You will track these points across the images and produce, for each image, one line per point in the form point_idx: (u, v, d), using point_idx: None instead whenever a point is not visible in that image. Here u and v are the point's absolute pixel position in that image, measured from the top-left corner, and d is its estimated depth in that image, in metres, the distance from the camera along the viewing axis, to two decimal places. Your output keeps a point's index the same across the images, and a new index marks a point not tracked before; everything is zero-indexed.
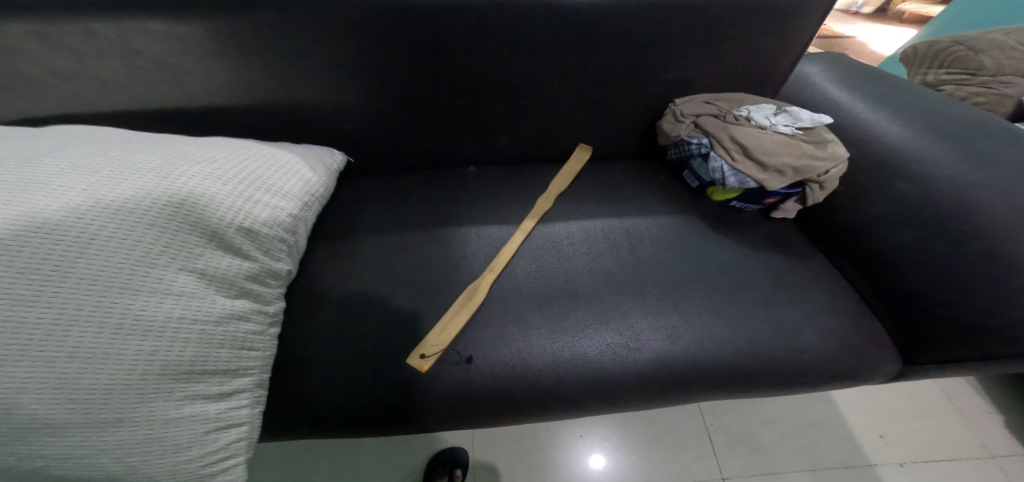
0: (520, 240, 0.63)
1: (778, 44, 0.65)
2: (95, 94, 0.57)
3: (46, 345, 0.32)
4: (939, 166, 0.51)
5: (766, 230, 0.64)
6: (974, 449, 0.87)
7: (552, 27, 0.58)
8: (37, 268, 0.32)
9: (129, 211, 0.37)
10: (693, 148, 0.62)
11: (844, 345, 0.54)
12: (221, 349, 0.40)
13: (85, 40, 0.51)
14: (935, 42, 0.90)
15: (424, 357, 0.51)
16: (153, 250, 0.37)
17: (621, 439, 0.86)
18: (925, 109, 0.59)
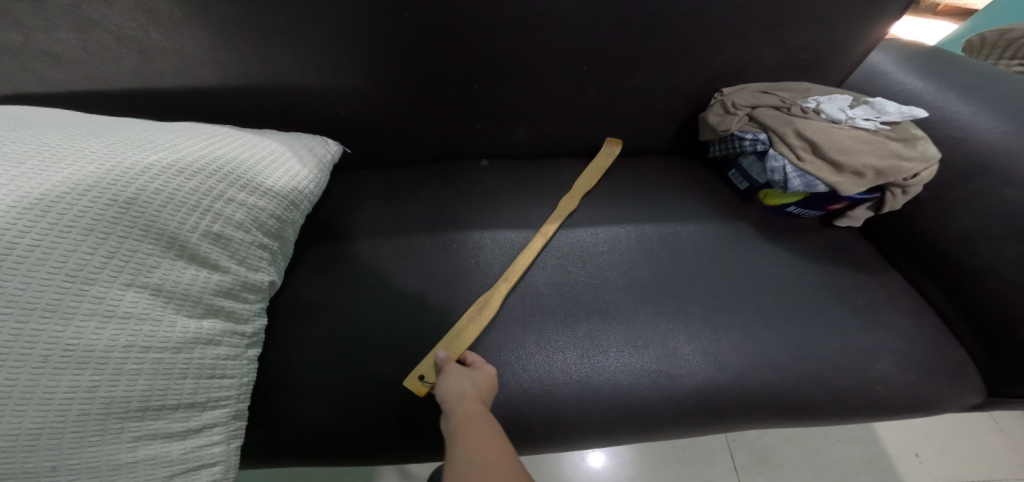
0: (539, 247, 0.55)
1: (845, 26, 0.56)
2: (51, 71, 0.50)
3: None
4: None
5: (823, 239, 0.56)
6: (1019, 471, 0.79)
7: (583, 0, 0.49)
8: None
9: (58, 211, 0.29)
10: (747, 144, 0.55)
11: (922, 376, 0.46)
12: (187, 378, 0.32)
13: (26, 5, 0.43)
14: (1008, 29, 0.84)
15: (424, 379, 0.44)
16: (93, 260, 0.29)
17: (635, 456, 0.79)
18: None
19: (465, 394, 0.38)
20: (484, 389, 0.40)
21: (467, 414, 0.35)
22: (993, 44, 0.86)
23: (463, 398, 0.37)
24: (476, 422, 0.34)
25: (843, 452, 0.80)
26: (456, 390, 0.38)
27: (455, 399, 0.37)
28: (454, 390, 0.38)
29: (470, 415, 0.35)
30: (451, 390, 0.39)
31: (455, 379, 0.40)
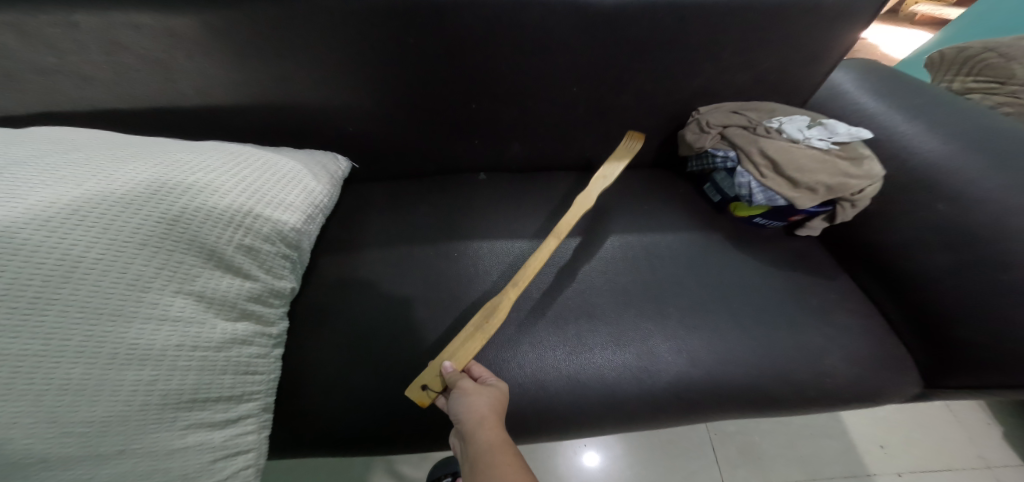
0: (551, 249, 0.52)
1: (803, 54, 0.63)
2: (79, 90, 0.53)
3: (33, 378, 0.28)
4: (983, 187, 0.49)
5: (787, 247, 0.63)
6: (970, 458, 0.87)
7: (570, 32, 0.55)
8: (19, 294, 0.28)
9: (118, 229, 0.33)
10: (719, 160, 0.62)
11: (868, 370, 0.52)
12: (226, 374, 0.37)
13: (67, 32, 0.47)
14: (967, 47, 0.94)
15: (424, 389, 0.44)
16: (149, 270, 0.34)
17: (624, 449, 0.85)
18: (962, 126, 0.57)
19: (484, 418, 0.38)
20: (499, 407, 0.41)
21: (489, 443, 0.36)
22: (953, 60, 0.95)
23: (484, 422, 0.38)
24: (499, 452, 0.35)
25: (814, 443, 0.87)
26: (475, 412, 0.39)
27: (476, 422, 0.38)
28: (473, 411, 0.39)
29: (493, 443, 0.36)
30: (470, 412, 0.39)
31: (473, 399, 0.40)
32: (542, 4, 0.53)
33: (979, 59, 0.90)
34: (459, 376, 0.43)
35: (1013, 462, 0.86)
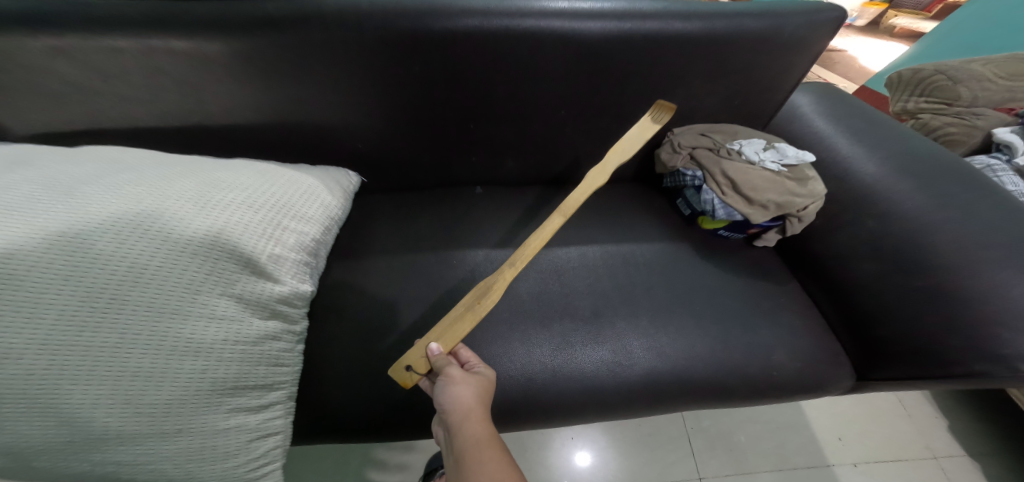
0: (555, 229, 0.52)
1: (758, 84, 0.72)
2: (133, 103, 0.62)
3: (112, 365, 0.35)
4: (901, 202, 0.58)
5: (748, 257, 0.71)
6: (919, 450, 0.95)
7: (555, 63, 0.64)
8: (99, 297, 0.36)
9: (174, 242, 0.40)
10: (688, 179, 0.70)
11: (809, 364, 0.60)
12: (262, 365, 0.43)
13: (127, 52, 0.56)
14: (919, 69, 1.00)
15: (408, 370, 0.48)
16: (199, 276, 0.40)
17: (609, 442, 0.92)
18: (896, 149, 0.66)
19: (471, 410, 0.44)
20: (482, 391, 0.47)
21: (477, 436, 0.41)
22: (907, 82, 1.02)
23: (471, 414, 0.43)
24: (485, 444, 0.41)
25: (780, 436, 0.96)
26: (463, 404, 0.44)
27: (462, 406, 0.44)
28: (461, 399, 0.44)
29: (480, 436, 0.41)
30: (458, 402, 0.44)
31: (461, 390, 0.45)
32: (531, 39, 0.61)
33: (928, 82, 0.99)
34: (448, 363, 0.47)
35: (957, 453, 0.95)
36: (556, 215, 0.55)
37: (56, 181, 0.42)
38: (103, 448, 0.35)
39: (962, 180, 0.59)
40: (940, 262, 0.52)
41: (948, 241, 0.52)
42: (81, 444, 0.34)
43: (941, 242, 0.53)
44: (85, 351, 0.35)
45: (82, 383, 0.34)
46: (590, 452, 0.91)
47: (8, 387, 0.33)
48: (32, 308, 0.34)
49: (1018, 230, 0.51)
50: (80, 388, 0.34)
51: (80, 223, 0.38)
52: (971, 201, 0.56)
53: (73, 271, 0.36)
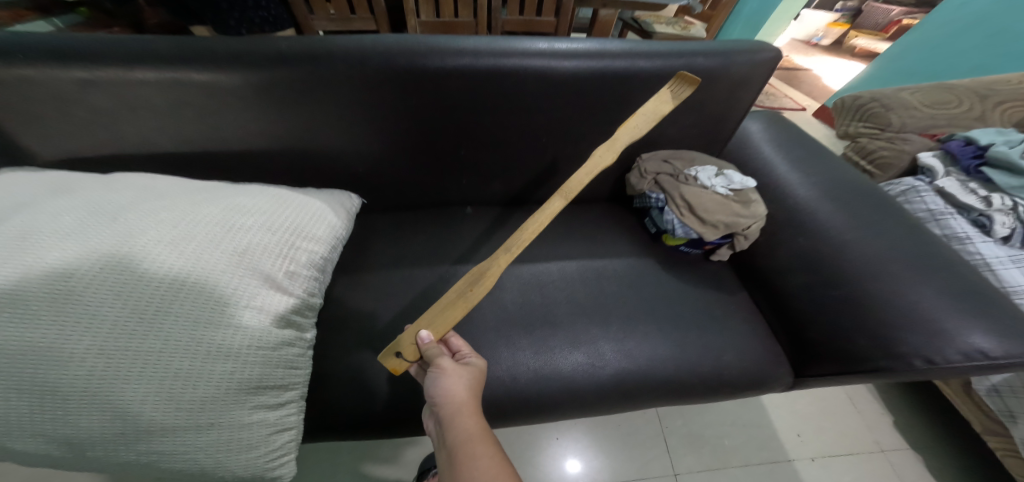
0: (555, 210, 0.58)
1: (712, 119, 0.83)
2: (155, 134, 0.69)
3: (157, 367, 0.42)
4: (825, 220, 0.69)
5: (705, 270, 0.81)
6: (869, 444, 1.04)
7: (533, 99, 0.74)
8: (146, 309, 0.43)
9: (205, 263, 0.48)
10: (653, 201, 0.79)
11: (755, 363, 0.70)
12: (279, 367, 0.49)
13: (158, 91, 0.64)
14: (857, 97, 1.17)
15: (398, 355, 0.56)
16: (227, 291, 0.47)
17: (592, 443, 0.99)
18: (826, 174, 0.77)
19: (464, 405, 0.50)
20: (473, 379, 0.54)
21: (468, 432, 0.47)
22: (849, 107, 1.18)
23: (463, 410, 0.50)
24: (475, 439, 0.47)
25: (746, 434, 1.04)
26: (457, 398, 0.51)
27: (454, 396, 0.51)
28: (454, 392, 0.51)
29: (472, 432, 0.47)
30: (452, 396, 0.51)
31: (455, 384, 0.52)
32: (512, 80, 0.72)
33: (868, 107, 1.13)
34: (440, 354, 0.54)
35: (902, 447, 1.04)
36: (557, 197, 0.60)
37: (102, 207, 0.51)
38: (149, 438, 0.41)
39: (874, 202, 0.71)
40: (853, 273, 0.62)
41: (859, 254, 0.63)
42: (129, 435, 0.41)
43: (853, 255, 0.64)
44: (135, 355, 0.42)
45: (133, 382, 0.41)
46: (580, 458, 0.97)
47: (74, 386, 0.40)
48: (92, 319, 0.42)
49: (909, 245, 0.63)
50: (132, 386, 0.41)
51: (131, 249, 0.46)
52: (879, 220, 0.67)
53: (125, 288, 0.44)
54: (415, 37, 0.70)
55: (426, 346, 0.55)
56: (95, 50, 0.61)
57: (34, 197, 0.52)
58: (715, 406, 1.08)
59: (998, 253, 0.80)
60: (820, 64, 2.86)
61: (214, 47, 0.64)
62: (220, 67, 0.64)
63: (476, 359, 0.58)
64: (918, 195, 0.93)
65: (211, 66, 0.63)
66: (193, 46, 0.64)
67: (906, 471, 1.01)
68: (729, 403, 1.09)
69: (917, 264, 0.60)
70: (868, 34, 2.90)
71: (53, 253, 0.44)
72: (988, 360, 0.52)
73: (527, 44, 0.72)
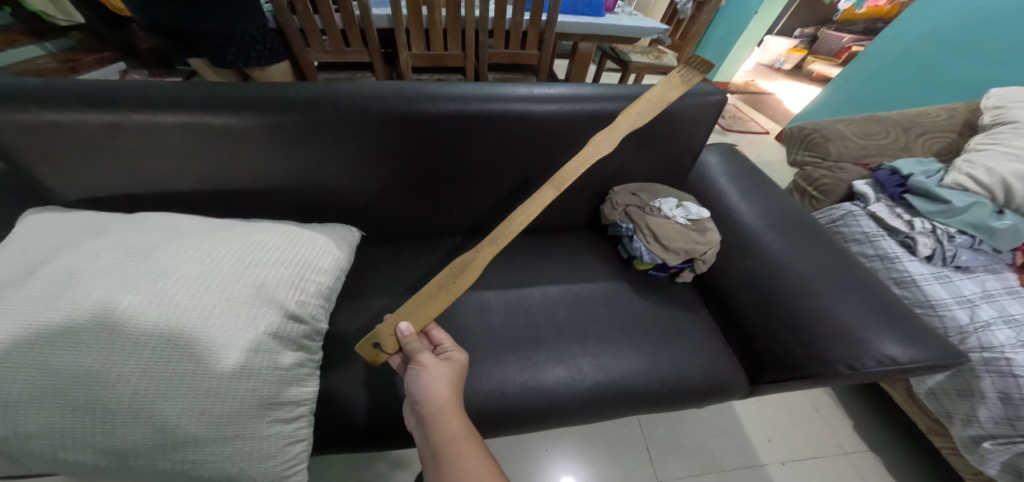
0: (548, 202, 0.66)
1: (673, 155, 0.95)
2: (170, 175, 0.76)
3: (191, 386, 0.50)
4: (768, 245, 0.81)
5: (672, 290, 0.90)
6: (834, 448, 1.12)
7: (514, 144, 0.86)
8: (181, 338, 0.52)
9: (229, 295, 0.57)
10: (623, 229, 0.89)
11: (716, 373, 0.78)
12: (292, 385, 0.57)
13: (178, 138, 0.72)
14: (802, 128, 1.29)
15: (375, 346, 0.63)
16: (246, 319, 0.56)
17: (578, 454, 1.05)
18: (769, 203, 0.90)
19: (445, 405, 0.57)
20: (453, 374, 0.61)
21: (451, 433, 0.54)
22: (796, 137, 1.30)
23: (445, 411, 0.56)
24: (457, 439, 0.54)
25: (721, 440, 1.11)
26: (439, 400, 0.57)
27: (438, 394, 0.58)
28: (436, 393, 0.58)
29: (455, 435, 0.54)
30: (434, 396, 0.58)
31: (437, 384, 0.59)
32: (494, 128, 0.84)
33: (811, 138, 1.25)
34: (421, 351, 0.61)
35: (863, 448, 1.13)
36: (549, 187, 0.68)
37: (134, 247, 0.58)
38: (184, 449, 0.49)
39: (806, 228, 0.83)
40: (788, 294, 0.74)
41: (793, 277, 0.75)
42: (168, 446, 0.49)
43: (788, 278, 0.76)
44: (173, 376, 0.50)
45: (172, 400, 0.49)
46: (567, 469, 1.02)
47: (122, 402, 0.48)
48: (136, 346, 0.50)
49: (832, 266, 0.75)
50: (170, 403, 0.49)
51: (166, 286, 0.54)
52: (807, 244, 0.79)
53: (163, 320, 0.52)
54: (412, 84, 0.81)
55: (407, 339, 0.61)
56: (120, 102, 0.69)
57: (71, 238, 0.59)
58: (692, 415, 1.15)
59: (923, 270, 0.94)
60: (783, 88, 3.11)
61: (230, 99, 0.73)
62: (236, 118, 0.72)
63: (456, 353, 0.65)
64: (856, 219, 1.06)
65: (228, 117, 0.72)
66: (215, 96, 0.73)
67: (867, 471, 1.09)
68: (705, 411, 1.16)
69: (838, 284, 0.72)
70: (823, 61, 3.23)
71: (99, 290, 0.53)
72: (898, 365, 0.62)
73: (511, 90, 0.84)
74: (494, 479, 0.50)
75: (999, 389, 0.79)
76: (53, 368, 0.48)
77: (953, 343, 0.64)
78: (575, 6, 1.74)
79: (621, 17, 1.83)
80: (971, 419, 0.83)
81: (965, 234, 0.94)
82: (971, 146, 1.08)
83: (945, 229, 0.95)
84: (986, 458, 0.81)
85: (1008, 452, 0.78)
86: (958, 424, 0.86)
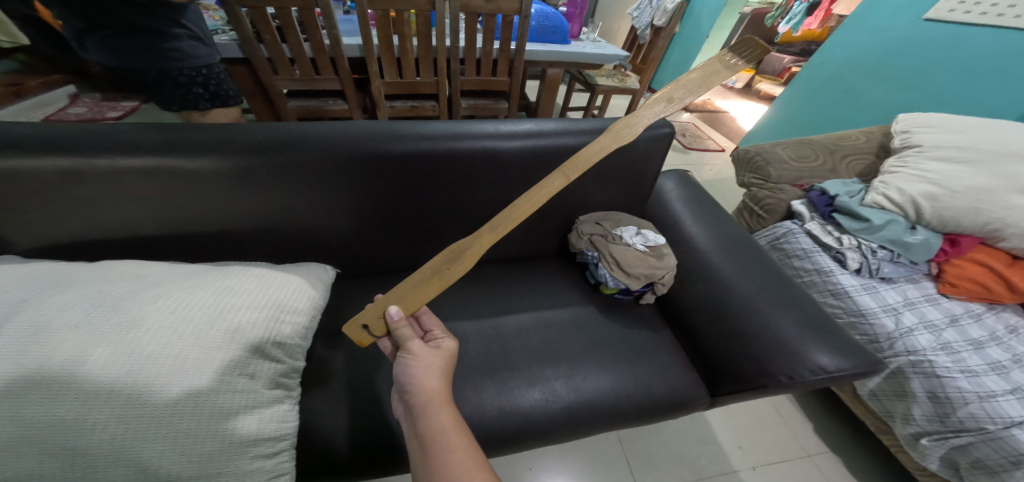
0: (558, 189, 0.66)
1: (632, 184, 1.03)
2: (132, 221, 0.74)
3: (170, 429, 0.52)
4: (717, 266, 0.90)
5: (636, 311, 0.97)
6: (799, 450, 1.19)
7: (483, 178, 0.92)
8: (157, 383, 0.53)
9: (204, 339, 0.58)
10: (588, 257, 0.95)
11: (680, 388, 0.84)
12: (271, 422, 0.60)
13: (143, 183, 0.72)
14: (747, 151, 1.39)
15: (362, 328, 0.67)
16: (224, 364, 0.58)
17: (561, 475, 1.07)
18: (717, 226, 0.99)
19: (436, 394, 0.59)
20: (444, 363, 0.63)
21: (440, 424, 0.56)
22: (742, 160, 1.40)
23: (435, 400, 0.58)
24: (445, 430, 0.55)
25: (697, 450, 1.16)
26: (428, 387, 0.59)
27: (429, 383, 0.60)
28: (426, 383, 0.60)
29: (444, 425, 0.56)
30: (424, 385, 0.60)
31: (427, 372, 0.61)
32: (465, 164, 0.89)
33: (754, 161, 1.35)
34: (412, 338, 0.64)
35: (823, 448, 1.21)
36: (559, 175, 0.68)
37: (101, 298, 0.58)
38: None
39: (748, 248, 0.93)
40: (737, 311, 0.82)
41: (738, 294, 0.84)
42: None
43: (734, 295, 0.84)
44: (151, 421, 0.52)
45: (151, 443, 0.51)
46: None
47: (100, 448, 0.50)
48: (111, 395, 0.51)
49: (769, 283, 0.84)
50: (151, 446, 0.51)
51: (138, 333, 0.55)
52: (749, 264, 0.89)
53: (136, 367, 0.53)
54: (384, 124, 0.86)
55: (397, 323, 0.65)
56: (82, 153, 0.68)
57: (31, 292, 0.57)
58: (669, 426, 1.20)
59: (853, 282, 1.06)
60: (735, 106, 3.37)
61: (201, 143, 0.74)
62: (206, 163, 0.74)
63: (447, 342, 0.67)
64: (795, 237, 1.18)
65: (198, 162, 0.73)
66: (185, 140, 0.74)
67: (830, 472, 1.16)
68: (680, 422, 1.21)
69: (776, 300, 0.81)
70: (768, 80, 3.55)
71: (67, 342, 0.53)
72: (828, 374, 0.71)
73: (479, 128, 0.90)
74: (480, 472, 0.52)
75: (927, 388, 0.89)
76: (21, 419, 0.48)
77: (873, 352, 0.73)
78: (542, 34, 1.84)
79: (585, 45, 1.94)
80: (908, 418, 0.92)
81: (885, 249, 1.07)
82: (885, 169, 1.22)
83: (868, 245, 1.08)
84: (927, 454, 0.90)
85: (943, 447, 0.87)
86: (900, 422, 0.95)
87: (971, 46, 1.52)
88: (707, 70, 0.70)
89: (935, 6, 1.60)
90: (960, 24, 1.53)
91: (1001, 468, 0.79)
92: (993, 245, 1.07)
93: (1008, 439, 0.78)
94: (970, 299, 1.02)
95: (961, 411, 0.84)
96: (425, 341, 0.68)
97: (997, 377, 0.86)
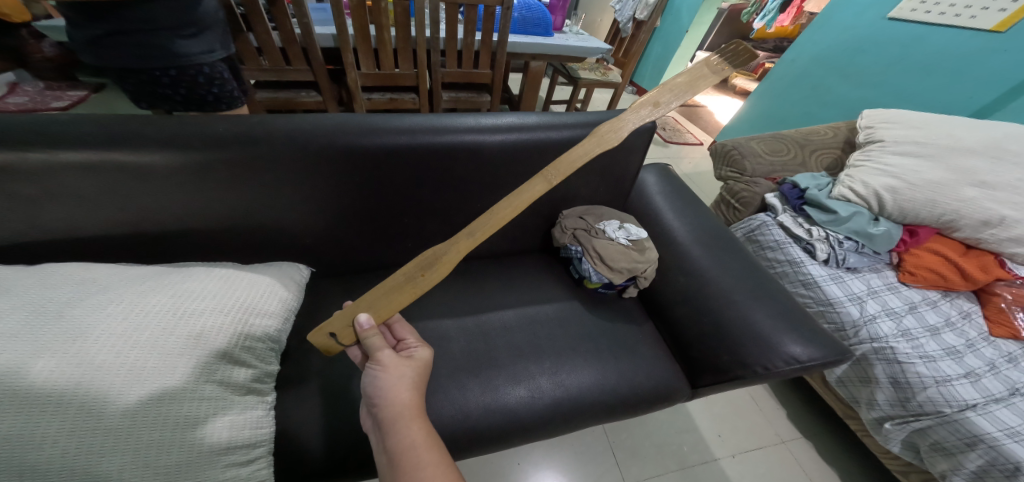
0: (541, 194, 0.65)
1: (615, 177, 1.03)
2: (82, 220, 0.69)
3: (131, 441, 0.50)
4: (697, 260, 0.91)
5: (618, 304, 0.98)
6: (774, 437, 1.25)
7: (465, 174, 0.90)
8: (109, 394, 0.50)
9: (164, 347, 0.55)
10: (571, 251, 0.95)
11: (661, 379, 0.86)
12: (244, 428, 0.58)
13: (95, 179, 0.67)
14: (723, 145, 1.42)
15: (330, 337, 0.65)
16: (188, 372, 0.55)
17: (547, 468, 1.08)
18: (697, 220, 1.00)
19: (406, 406, 0.57)
20: (415, 373, 0.62)
21: (411, 439, 0.54)
22: (718, 153, 1.43)
23: (405, 414, 0.57)
24: (414, 445, 0.54)
25: (678, 438, 1.19)
26: (399, 401, 0.58)
27: (398, 396, 0.58)
28: (396, 396, 0.58)
29: (415, 441, 0.54)
30: (394, 398, 0.58)
31: (398, 384, 0.59)
32: (445, 160, 0.87)
33: (731, 155, 1.38)
34: (382, 348, 0.62)
35: (795, 433, 1.26)
36: (542, 178, 0.67)
37: (43, 306, 0.54)
38: None
39: (726, 242, 0.94)
40: (714, 305, 0.84)
41: (716, 288, 0.86)
42: None
43: (712, 289, 0.86)
44: (108, 433, 0.49)
45: (111, 457, 0.49)
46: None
47: (51, 463, 0.47)
48: (61, 408, 0.48)
49: (746, 277, 0.86)
50: (110, 459, 0.48)
51: (87, 342, 0.51)
52: (726, 258, 0.90)
53: (86, 378, 0.50)
54: (360, 117, 0.82)
55: (366, 332, 0.62)
56: (20, 147, 0.63)
57: None
58: (652, 416, 1.23)
59: (822, 272, 1.10)
60: (714, 100, 3.45)
61: (160, 137, 0.69)
62: (167, 158, 0.69)
63: (420, 351, 0.66)
64: (768, 229, 1.21)
65: (156, 156, 0.69)
66: (141, 132, 0.69)
67: (800, 455, 1.22)
68: (663, 412, 1.24)
69: (752, 293, 0.83)
70: (744, 75, 3.65)
71: (5, 354, 0.48)
72: (799, 364, 0.73)
73: (460, 122, 0.87)
74: None
75: (889, 374, 0.94)
76: None
77: (841, 342, 0.76)
78: (524, 26, 1.81)
79: (568, 38, 1.93)
80: (873, 403, 0.97)
81: (851, 240, 1.12)
82: (850, 162, 1.27)
83: (835, 236, 1.13)
84: (890, 437, 0.95)
85: (904, 430, 0.92)
86: (864, 407, 1.00)
87: (930, 46, 1.58)
88: (693, 75, 0.71)
89: (898, 6, 1.66)
90: (922, 24, 1.60)
91: (956, 450, 0.84)
92: (948, 235, 1.13)
93: (963, 421, 0.83)
94: (928, 287, 1.08)
95: (921, 395, 0.89)
96: (397, 351, 0.66)
97: (952, 362, 0.92)
